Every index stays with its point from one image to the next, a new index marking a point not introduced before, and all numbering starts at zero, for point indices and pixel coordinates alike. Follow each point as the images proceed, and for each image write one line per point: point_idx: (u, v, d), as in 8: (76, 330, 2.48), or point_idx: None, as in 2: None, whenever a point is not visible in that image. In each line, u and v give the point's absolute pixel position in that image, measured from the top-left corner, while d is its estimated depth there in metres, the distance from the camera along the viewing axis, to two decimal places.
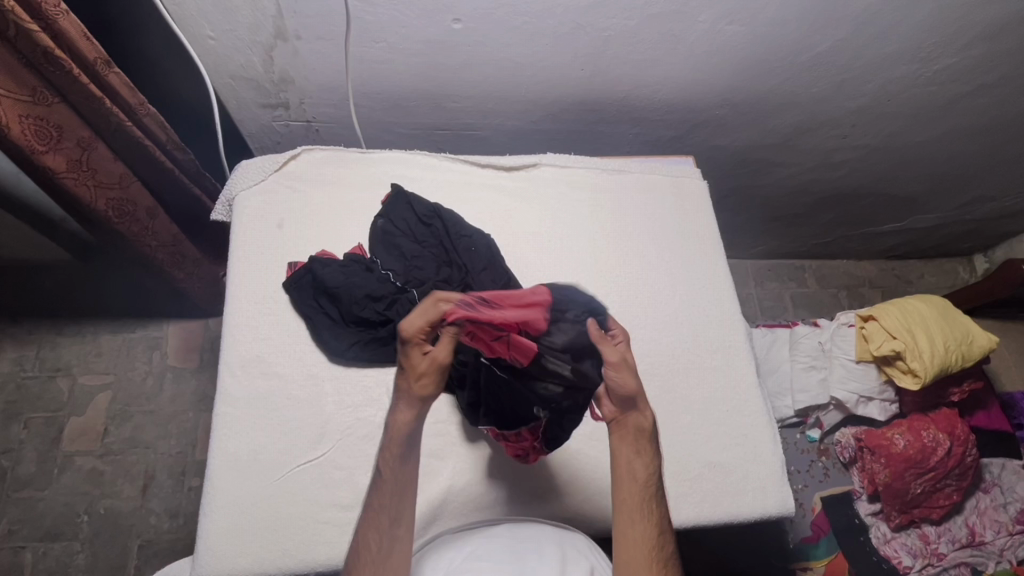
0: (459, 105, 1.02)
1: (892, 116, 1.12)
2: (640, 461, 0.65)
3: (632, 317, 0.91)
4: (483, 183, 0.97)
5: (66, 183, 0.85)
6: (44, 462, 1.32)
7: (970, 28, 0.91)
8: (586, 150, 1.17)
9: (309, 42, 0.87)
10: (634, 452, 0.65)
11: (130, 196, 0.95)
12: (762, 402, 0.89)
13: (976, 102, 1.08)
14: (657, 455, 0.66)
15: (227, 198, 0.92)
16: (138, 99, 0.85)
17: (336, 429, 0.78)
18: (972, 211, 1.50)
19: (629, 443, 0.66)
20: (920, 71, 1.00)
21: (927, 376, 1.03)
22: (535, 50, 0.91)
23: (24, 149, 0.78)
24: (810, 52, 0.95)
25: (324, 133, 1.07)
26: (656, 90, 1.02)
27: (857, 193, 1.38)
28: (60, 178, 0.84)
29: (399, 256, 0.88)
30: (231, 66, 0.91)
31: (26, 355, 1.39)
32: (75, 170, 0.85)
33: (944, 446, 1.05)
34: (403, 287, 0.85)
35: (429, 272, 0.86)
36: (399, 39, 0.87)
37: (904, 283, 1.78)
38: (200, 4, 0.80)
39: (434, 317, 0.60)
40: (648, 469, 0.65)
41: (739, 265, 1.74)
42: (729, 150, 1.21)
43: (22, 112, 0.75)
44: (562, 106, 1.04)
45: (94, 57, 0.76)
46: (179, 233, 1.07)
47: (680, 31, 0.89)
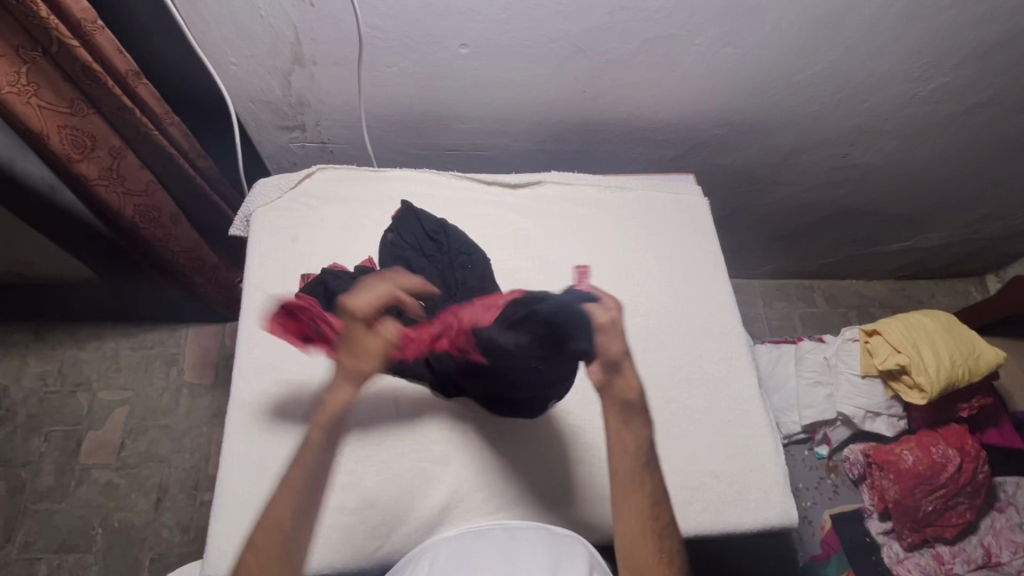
0: (466, 126, 1.06)
1: (889, 135, 1.14)
2: (629, 431, 0.66)
3: (635, 329, 0.93)
4: (491, 200, 1.01)
5: (97, 190, 0.90)
6: (62, 475, 1.36)
7: (961, 47, 0.94)
8: (590, 169, 1.21)
9: (325, 67, 0.92)
10: (623, 422, 0.66)
11: (156, 202, 0.99)
12: (764, 414, 0.90)
13: (973, 120, 1.10)
14: (647, 424, 0.67)
15: (244, 214, 0.97)
16: (164, 108, 0.91)
17: (344, 434, 0.80)
18: (978, 230, 1.50)
19: (617, 413, 0.66)
20: (914, 90, 1.03)
21: (933, 390, 1.02)
22: (537, 74, 0.95)
23: (60, 155, 0.83)
24: (805, 72, 0.99)
25: (338, 154, 1.12)
26: (655, 111, 1.05)
27: (861, 211, 1.39)
28: (93, 184, 0.89)
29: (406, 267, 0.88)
30: (251, 91, 0.97)
31: (48, 370, 1.44)
32: (106, 177, 0.90)
33: (954, 462, 1.04)
34: None
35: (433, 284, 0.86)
36: (409, 63, 0.92)
37: (915, 303, 1.77)
38: (224, 32, 0.86)
39: (385, 297, 0.73)
40: (638, 440, 0.66)
41: (746, 285, 1.74)
42: (731, 169, 1.23)
43: (60, 121, 0.81)
44: (564, 126, 1.08)
45: (127, 70, 0.82)
46: (198, 239, 1.11)
47: (677, 53, 0.93)
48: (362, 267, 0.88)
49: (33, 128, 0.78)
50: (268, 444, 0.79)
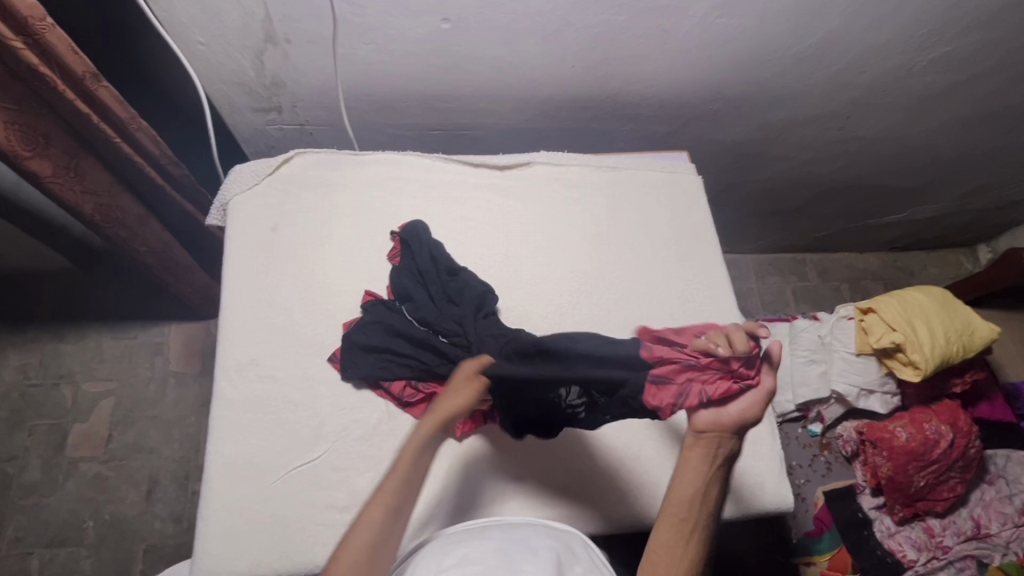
0: (452, 105, 1.02)
1: (886, 107, 1.11)
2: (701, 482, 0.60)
3: (629, 315, 0.90)
4: (478, 183, 0.97)
5: (50, 187, 0.87)
6: (49, 469, 1.33)
7: (962, 16, 0.91)
8: (580, 148, 1.17)
9: (300, 45, 0.87)
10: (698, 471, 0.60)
11: (118, 205, 0.97)
12: None
13: (972, 90, 1.07)
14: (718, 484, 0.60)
15: (222, 203, 0.93)
16: (130, 114, 0.86)
17: (332, 431, 0.78)
18: (973, 201, 1.49)
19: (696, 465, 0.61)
20: (914, 61, 0.99)
21: (927, 368, 1.02)
22: (523, 49, 0.91)
23: (8, 153, 0.78)
24: (801, 43, 0.95)
25: (318, 136, 1.08)
26: (645, 87, 1.01)
27: (855, 185, 1.37)
28: (46, 182, 0.85)
29: (420, 299, 0.84)
30: (223, 72, 0.92)
31: (30, 363, 1.41)
32: (60, 174, 0.86)
33: (947, 437, 1.04)
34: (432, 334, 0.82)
35: (440, 314, 0.83)
36: (388, 41, 0.87)
37: (907, 274, 1.77)
38: (188, 9, 0.81)
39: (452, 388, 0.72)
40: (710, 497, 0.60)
41: (739, 260, 1.73)
42: (725, 145, 1.20)
43: (8, 118, 0.76)
44: (553, 104, 1.04)
45: (83, 71, 0.77)
46: (170, 241, 1.09)
47: (669, 26, 0.89)
48: (378, 304, 0.84)
49: None
50: (251, 443, 0.77)
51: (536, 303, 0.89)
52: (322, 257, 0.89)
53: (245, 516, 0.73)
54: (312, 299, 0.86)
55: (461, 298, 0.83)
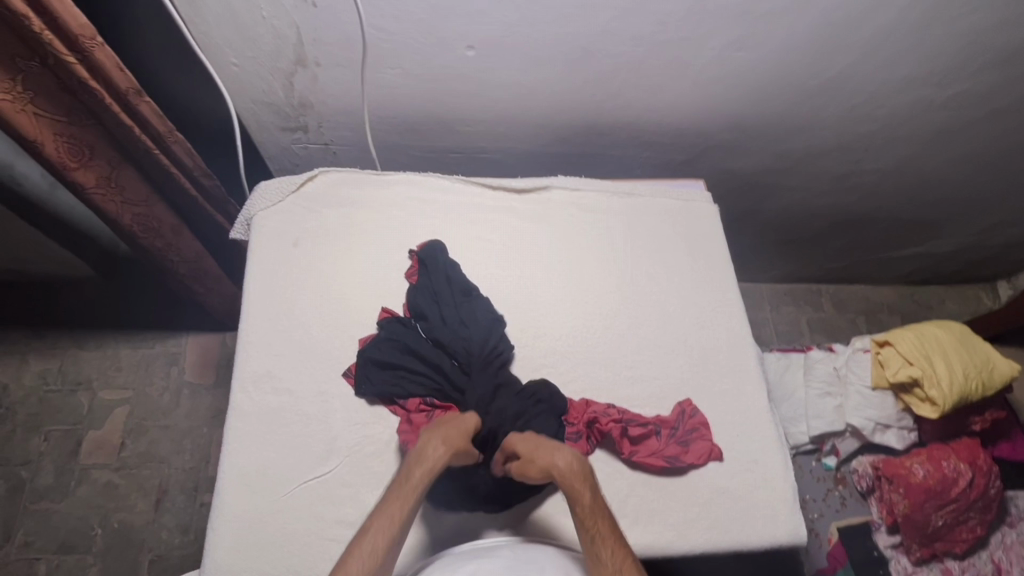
0: (472, 129, 1.04)
1: (904, 142, 1.11)
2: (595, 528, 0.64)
3: (642, 341, 0.91)
4: (495, 205, 0.99)
5: (93, 198, 0.90)
6: (62, 475, 1.35)
7: (981, 55, 0.92)
8: (596, 173, 1.19)
9: (329, 68, 0.90)
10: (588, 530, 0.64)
11: (154, 213, 1.00)
12: (773, 427, 0.88)
13: (990, 127, 1.08)
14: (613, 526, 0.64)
15: (246, 218, 0.95)
16: (167, 127, 0.90)
17: (344, 445, 0.79)
18: (992, 236, 1.48)
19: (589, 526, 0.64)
20: (931, 97, 1.00)
21: (945, 405, 1.00)
22: (545, 76, 0.93)
23: (55, 164, 0.83)
24: (819, 77, 0.96)
25: (341, 155, 1.10)
26: (663, 116, 1.03)
27: (872, 218, 1.37)
28: (89, 193, 0.89)
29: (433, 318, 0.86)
30: (254, 92, 0.95)
31: (49, 369, 1.43)
32: (102, 186, 0.90)
33: (965, 476, 1.02)
34: (444, 351, 0.84)
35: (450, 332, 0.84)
36: (414, 66, 0.90)
37: (925, 308, 1.75)
38: (224, 33, 0.84)
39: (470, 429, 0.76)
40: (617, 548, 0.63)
41: (753, 289, 1.72)
42: (741, 174, 1.21)
43: (58, 130, 0.80)
44: (572, 130, 1.06)
45: (127, 86, 0.80)
46: (200, 252, 1.12)
47: (689, 57, 0.91)
48: (393, 322, 0.85)
49: (27, 137, 0.78)
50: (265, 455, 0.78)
51: (548, 325, 0.90)
52: (340, 274, 0.90)
53: (255, 528, 0.74)
54: (330, 315, 0.87)
55: (474, 321, 0.85)
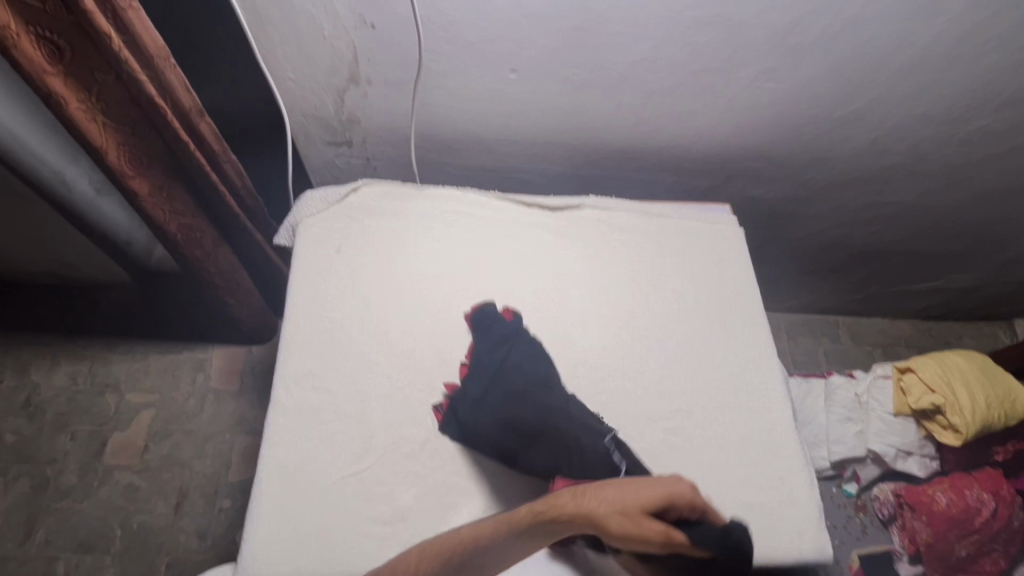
0: (508, 148, 1.09)
1: (924, 175, 1.15)
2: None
3: (670, 356, 0.93)
4: (529, 221, 1.03)
5: (145, 208, 0.94)
6: (85, 474, 1.37)
7: (1000, 92, 0.96)
8: (623, 196, 1.23)
9: (379, 86, 0.96)
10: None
11: (199, 226, 1.03)
12: (799, 445, 0.88)
13: (1009, 163, 1.11)
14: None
15: (291, 224, 0.99)
16: (222, 147, 0.96)
17: (380, 444, 0.81)
18: (1011, 273, 1.49)
19: None
20: (952, 132, 1.04)
21: (968, 432, 1.02)
22: (582, 100, 0.98)
23: (115, 171, 0.87)
24: (843, 110, 1.01)
25: (380, 170, 1.15)
26: (693, 142, 1.08)
27: (891, 250, 1.40)
28: (142, 202, 0.93)
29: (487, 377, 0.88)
30: (305, 107, 1.01)
31: (79, 369, 1.46)
32: (155, 195, 0.94)
33: (988, 506, 1.04)
34: None
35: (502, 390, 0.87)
36: (460, 86, 0.95)
37: (943, 344, 1.75)
38: (286, 50, 0.90)
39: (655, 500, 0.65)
40: None
41: (771, 318, 1.74)
42: (764, 202, 1.25)
43: (121, 140, 0.86)
44: (604, 152, 1.10)
45: (190, 107, 0.87)
46: (235, 264, 1.15)
47: (720, 86, 0.95)
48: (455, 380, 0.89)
49: (94, 144, 0.83)
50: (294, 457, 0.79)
51: (579, 337, 0.92)
52: (380, 281, 0.94)
53: (292, 520, 0.75)
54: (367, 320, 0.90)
55: None
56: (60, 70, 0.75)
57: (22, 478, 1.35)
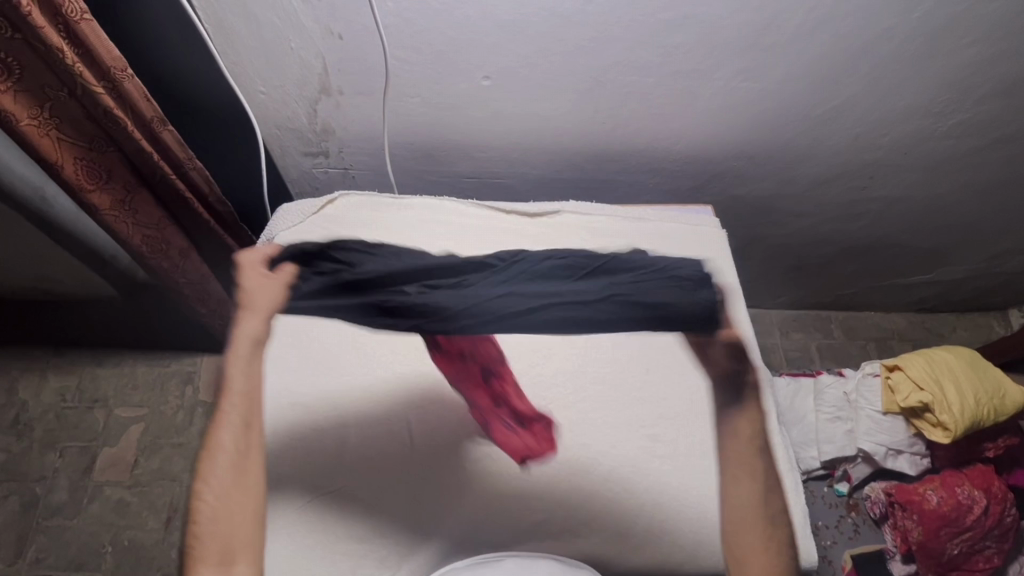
0: (486, 155, 1.08)
1: (909, 169, 1.14)
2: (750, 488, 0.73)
3: (651, 361, 0.92)
4: (509, 227, 1.02)
5: (106, 220, 0.94)
6: (75, 491, 1.36)
7: (980, 85, 0.95)
8: (606, 199, 1.22)
9: (351, 97, 0.95)
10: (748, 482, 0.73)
11: (167, 237, 1.02)
12: (783, 448, 0.87)
13: (994, 155, 1.10)
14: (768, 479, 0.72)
15: (266, 237, 0.98)
16: (188, 155, 0.95)
17: (356, 459, 0.80)
18: (1002, 264, 1.48)
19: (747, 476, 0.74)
20: (934, 125, 1.03)
21: (958, 429, 1.00)
22: (557, 104, 0.97)
23: (73, 185, 0.87)
24: (822, 107, 1.00)
25: (359, 180, 1.14)
26: (672, 143, 1.06)
27: (879, 244, 1.38)
28: (102, 214, 0.92)
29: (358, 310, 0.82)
30: (278, 119, 1.00)
31: (68, 386, 1.46)
32: (116, 208, 0.94)
33: (980, 503, 1.02)
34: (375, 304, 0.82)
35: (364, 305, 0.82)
36: (433, 94, 0.94)
37: (937, 336, 1.74)
38: (255, 63, 0.89)
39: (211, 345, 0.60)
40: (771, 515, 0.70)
41: (763, 315, 1.73)
42: (748, 201, 1.24)
43: (77, 154, 0.85)
44: (583, 156, 1.09)
45: (152, 116, 0.86)
46: (208, 271, 1.13)
47: (696, 87, 0.94)
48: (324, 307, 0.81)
49: (48, 159, 0.82)
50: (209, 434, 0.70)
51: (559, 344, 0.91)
52: None
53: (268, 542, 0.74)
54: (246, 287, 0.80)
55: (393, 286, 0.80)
56: (10, 87, 0.74)
57: (11, 497, 1.34)
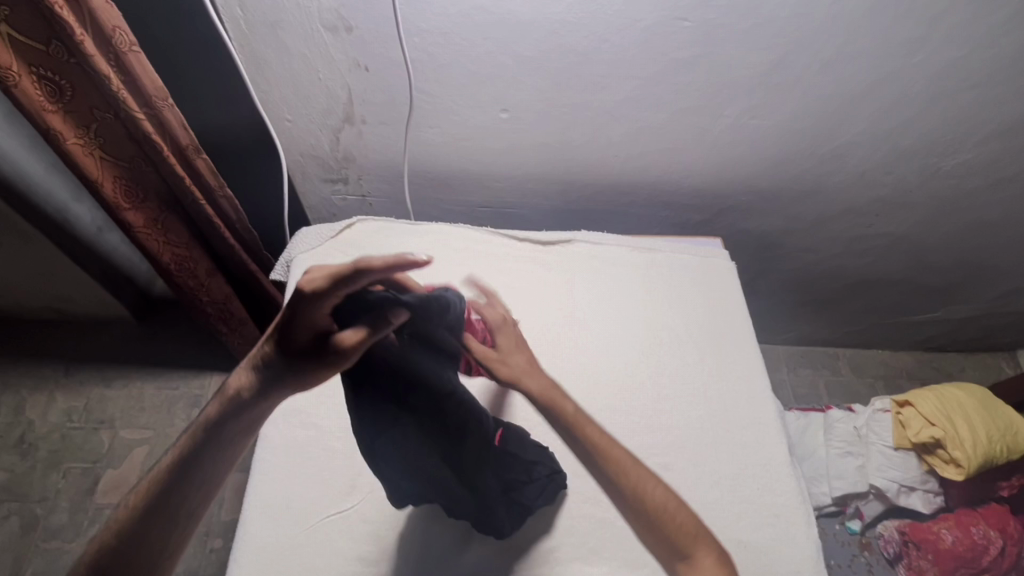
0: (501, 184, 1.11)
1: (914, 207, 1.16)
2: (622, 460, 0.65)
3: (661, 391, 0.92)
4: (522, 255, 1.05)
5: (138, 237, 0.96)
6: (76, 513, 1.33)
7: (983, 126, 0.97)
8: (616, 231, 1.24)
9: (373, 126, 0.98)
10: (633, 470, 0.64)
11: (194, 257, 1.05)
12: (795, 480, 0.86)
13: (997, 196, 1.12)
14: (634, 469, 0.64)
15: (286, 260, 1.01)
16: (219, 182, 0.98)
17: (367, 482, 0.80)
18: (1008, 304, 1.49)
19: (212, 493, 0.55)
20: (939, 164, 1.06)
21: (971, 466, 0.99)
22: (571, 138, 1.00)
23: (110, 203, 0.90)
24: (830, 144, 1.02)
25: (376, 207, 1.17)
26: (682, 177, 1.09)
27: (886, 280, 1.40)
28: (136, 232, 0.95)
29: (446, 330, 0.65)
30: (302, 146, 1.03)
31: (75, 406, 1.45)
32: (149, 227, 0.97)
33: (996, 544, 1.03)
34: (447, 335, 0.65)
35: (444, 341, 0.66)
36: (452, 125, 0.98)
37: (945, 376, 1.73)
38: (283, 92, 0.93)
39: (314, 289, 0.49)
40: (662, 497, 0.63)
41: (770, 351, 1.74)
42: (757, 235, 1.26)
43: (117, 174, 0.89)
44: (595, 188, 1.12)
45: (187, 144, 0.89)
46: (230, 294, 1.16)
47: (707, 123, 0.98)
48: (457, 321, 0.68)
49: (89, 177, 0.86)
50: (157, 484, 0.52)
51: (569, 370, 0.92)
52: None
53: (276, 562, 0.73)
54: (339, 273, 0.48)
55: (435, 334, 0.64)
56: (61, 108, 0.79)
57: (12, 518, 1.32)
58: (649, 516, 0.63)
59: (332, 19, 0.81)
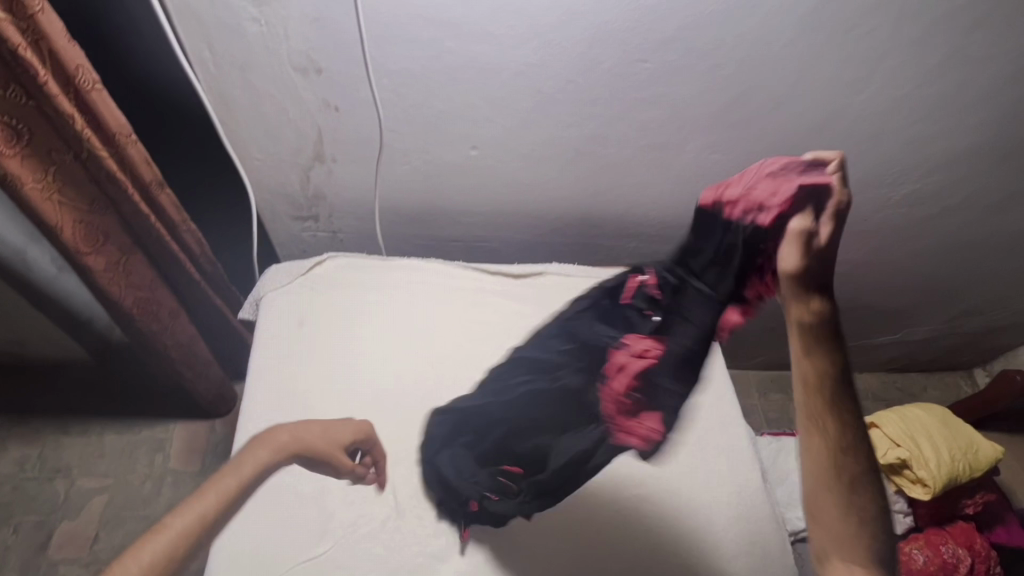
0: (472, 219, 1.12)
1: (870, 235, 1.21)
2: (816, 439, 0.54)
3: None
4: (494, 288, 1.05)
5: (99, 283, 0.92)
6: (27, 570, 1.26)
7: (927, 159, 1.03)
8: (588, 262, 1.26)
9: (344, 163, 0.99)
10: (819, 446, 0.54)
11: (157, 297, 1.02)
12: (768, 506, 0.88)
13: (946, 223, 1.18)
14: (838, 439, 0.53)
15: (255, 299, 1.00)
16: (182, 216, 0.98)
17: (339, 526, 0.79)
18: (963, 325, 1.55)
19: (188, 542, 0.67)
20: (889, 194, 1.11)
21: (936, 485, 1.03)
22: (541, 173, 1.02)
23: (70, 249, 0.86)
24: None
25: (347, 242, 1.17)
26: (649, 210, 1.12)
27: (849, 304, 1.44)
28: (97, 277, 0.91)
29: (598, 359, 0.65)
30: (271, 184, 1.03)
31: (29, 455, 1.38)
32: (110, 270, 0.93)
33: (964, 561, 1.03)
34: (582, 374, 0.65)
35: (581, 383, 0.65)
36: (422, 163, 0.99)
37: (909, 396, 1.78)
38: (252, 131, 0.93)
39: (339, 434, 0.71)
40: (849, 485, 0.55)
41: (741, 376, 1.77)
42: None
43: (77, 217, 0.85)
44: (565, 221, 1.14)
45: (150, 179, 0.89)
46: (195, 333, 1.14)
47: (669, 158, 1.01)
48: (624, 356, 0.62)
49: (48, 222, 0.82)
50: None
51: None
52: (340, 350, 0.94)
53: None
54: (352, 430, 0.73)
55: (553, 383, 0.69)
56: (19, 152, 0.75)
57: None
58: (845, 523, 0.55)
59: (302, 61, 0.83)
